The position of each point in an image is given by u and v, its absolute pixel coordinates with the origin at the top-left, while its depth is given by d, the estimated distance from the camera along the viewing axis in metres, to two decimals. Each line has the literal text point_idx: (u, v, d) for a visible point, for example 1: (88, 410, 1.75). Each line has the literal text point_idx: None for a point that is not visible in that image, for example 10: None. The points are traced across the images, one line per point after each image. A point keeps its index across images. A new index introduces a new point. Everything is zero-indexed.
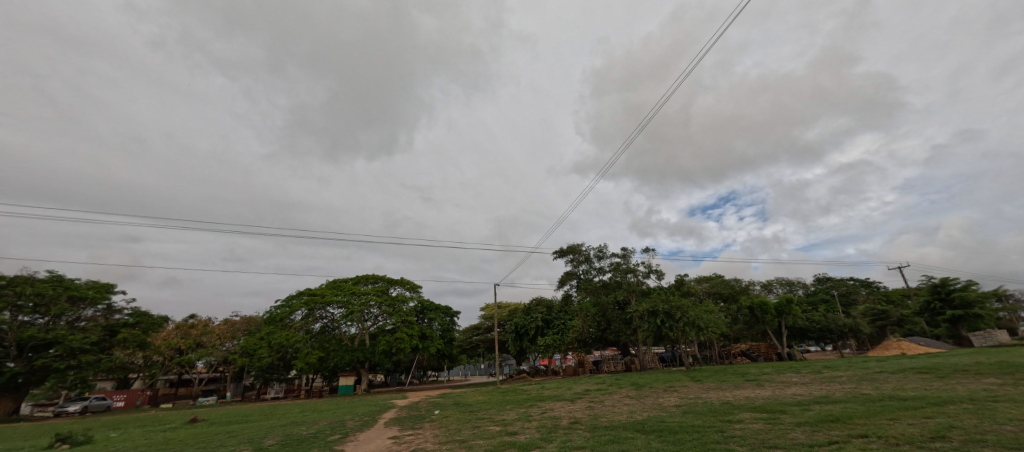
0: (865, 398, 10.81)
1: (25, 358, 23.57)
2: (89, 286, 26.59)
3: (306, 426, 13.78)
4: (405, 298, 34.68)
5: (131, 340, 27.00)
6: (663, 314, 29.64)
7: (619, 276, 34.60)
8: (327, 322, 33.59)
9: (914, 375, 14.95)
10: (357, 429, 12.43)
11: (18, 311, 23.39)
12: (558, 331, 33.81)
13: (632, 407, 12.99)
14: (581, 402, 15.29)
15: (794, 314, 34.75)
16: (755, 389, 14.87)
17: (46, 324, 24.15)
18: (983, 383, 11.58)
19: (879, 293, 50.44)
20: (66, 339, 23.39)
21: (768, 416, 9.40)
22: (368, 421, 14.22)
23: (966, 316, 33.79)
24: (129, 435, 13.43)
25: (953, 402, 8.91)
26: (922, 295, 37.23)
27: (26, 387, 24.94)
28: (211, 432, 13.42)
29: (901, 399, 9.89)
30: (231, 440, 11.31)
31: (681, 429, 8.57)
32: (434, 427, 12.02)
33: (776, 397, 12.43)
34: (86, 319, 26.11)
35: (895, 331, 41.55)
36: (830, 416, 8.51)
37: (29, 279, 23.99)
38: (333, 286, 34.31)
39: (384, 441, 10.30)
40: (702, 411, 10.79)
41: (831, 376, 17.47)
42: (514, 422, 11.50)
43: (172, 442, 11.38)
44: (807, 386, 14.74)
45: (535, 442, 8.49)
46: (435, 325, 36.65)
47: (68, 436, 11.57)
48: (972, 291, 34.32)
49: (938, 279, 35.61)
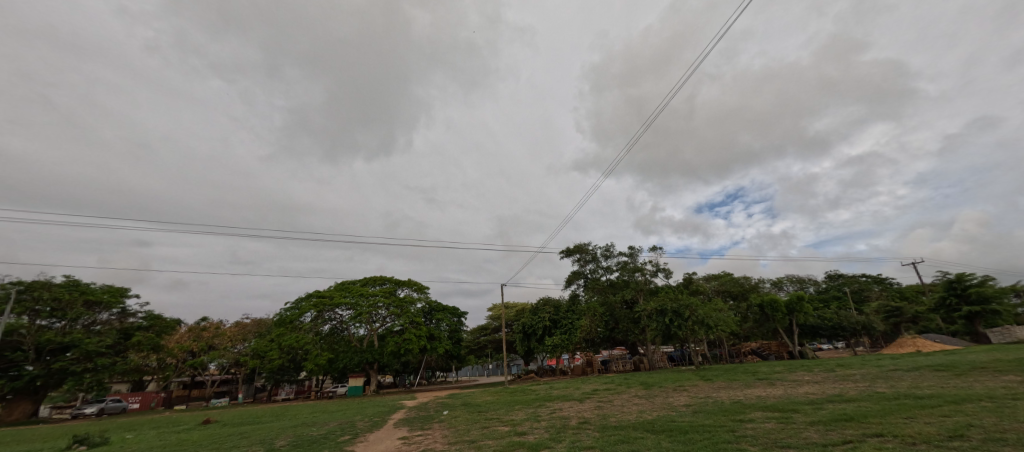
0: (880, 396, 10.59)
1: (43, 362, 24.07)
2: (104, 289, 27.05)
3: (317, 426, 14.00)
4: (412, 299, 34.85)
5: (145, 343, 27.41)
6: (672, 313, 29.24)
7: (627, 275, 34.34)
8: (336, 323, 33.82)
9: (930, 373, 14.59)
10: (367, 430, 12.57)
11: (37, 315, 24.08)
12: (565, 331, 33.75)
13: (641, 407, 12.92)
14: (590, 403, 15.23)
15: (805, 311, 33.82)
16: (767, 389, 14.66)
17: (63, 328, 24.72)
18: (1001, 380, 11.33)
19: (892, 289, 49.75)
20: (83, 342, 23.87)
21: (780, 415, 9.27)
22: (378, 421, 14.42)
23: (983, 312, 33.18)
24: (144, 436, 13.65)
25: (971, 400, 8.72)
26: (937, 292, 36.58)
27: (44, 390, 25.51)
28: (225, 432, 13.70)
29: (917, 398, 9.70)
30: (243, 441, 11.41)
31: (692, 428, 8.48)
32: (443, 427, 12.09)
33: (788, 396, 12.24)
34: (101, 323, 26.55)
35: (909, 328, 40.73)
36: (844, 415, 8.37)
37: (46, 284, 24.49)
38: (341, 287, 34.65)
39: (394, 441, 10.37)
40: (712, 410, 10.69)
41: (844, 374, 17.12)
42: (523, 422, 11.53)
43: (187, 443, 11.56)
44: (819, 385, 14.47)
45: (544, 442, 8.46)
46: (443, 325, 36.77)
47: (86, 438, 11.82)
48: (989, 286, 33.67)
49: (954, 275, 35.06)
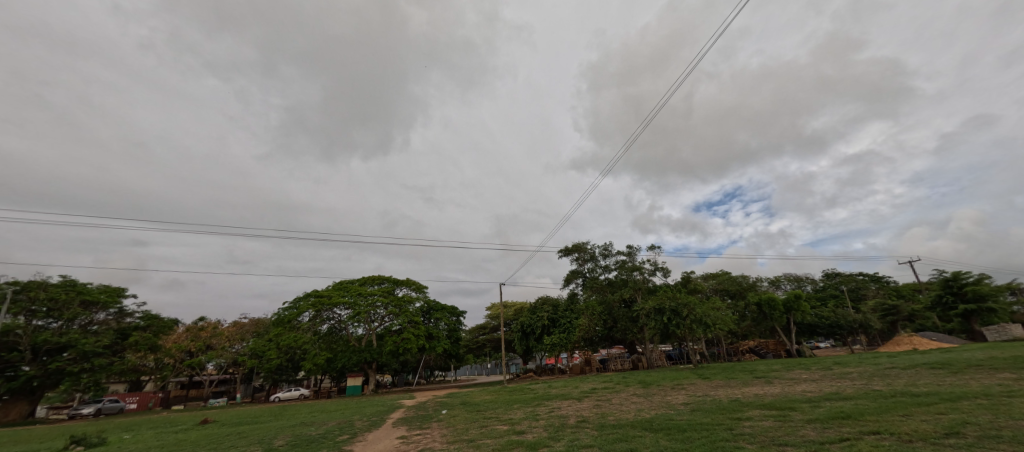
0: (877, 394, 10.65)
1: (39, 362, 23.98)
2: (101, 289, 26.92)
3: (315, 426, 13.95)
4: (410, 298, 34.82)
5: (142, 343, 27.29)
6: (670, 312, 29.30)
7: (626, 274, 34.39)
8: (334, 323, 33.78)
9: (926, 371, 14.67)
10: (365, 430, 12.52)
11: (33, 315, 23.95)
12: (564, 330, 33.76)
13: (639, 406, 12.94)
14: (589, 402, 15.22)
15: (802, 310, 33.93)
16: (764, 387, 14.74)
17: (59, 328, 24.60)
18: (997, 378, 11.41)
19: (889, 287, 50.01)
20: (79, 342, 23.75)
21: (777, 413, 9.33)
22: (376, 421, 14.35)
23: (978, 309, 33.41)
24: (143, 436, 13.62)
25: (966, 397, 8.79)
26: (933, 290, 36.89)
27: (41, 390, 25.40)
28: (223, 432, 13.64)
29: (913, 396, 9.74)
30: (241, 441, 11.37)
31: (690, 427, 8.52)
32: (442, 427, 12.05)
33: (785, 394, 12.31)
34: (98, 323, 26.43)
35: (906, 326, 40.91)
36: (841, 413, 8.42)
37: (42, 284, 24.36)
38: (339, 286, 34.61)
39: (392, 441, 10.34)
40: (710, 409, 10.73)
41: (840, 372, 17.22)
42: (521, 422, 11.51)
43: (185, 443, 11.52)
44: (816, 383, 14.57)
45: (543, 442, 8.46)
46: (442, 325, 36.75)
47: (83, 438, 11.76)
48: (985, 284, 33.88)
49: (951, 273, 35.28)
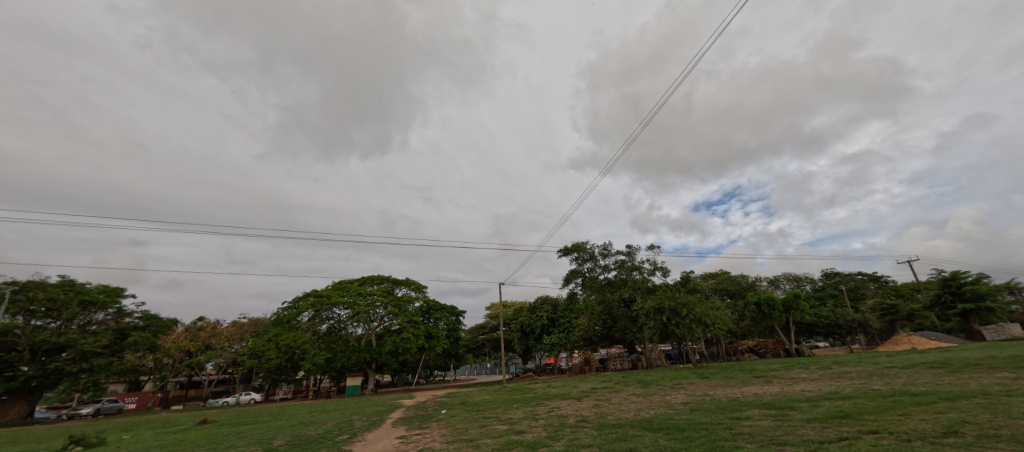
0: (876, 393, 10.67)
1: (38, 362, 23.94)
2: (100, 289, 26.88)
3: (314, 426, 13.92)
4: (410, 298, 34.83)
5: (141, 343, 27.24)
6: (669, 312, 29.32)
7: (626, 274, 34.49)
8: (334, 323, 33.78)
9: (924, 370, 14.72)
10: (364, 430, 12.46)
11: (32, 315, 23.91)
12: (563, 330, 33.76)
13: (639, 405, 12.95)
14: (588, 401, 15.24)
15: (802, 310, 33.94)
16: (763, 386, 14.75)
17: (58, 328, 24.55)
18: (996, 377, 11.45)
19: (888, 287, 50.07)
20: (78, 343, 23.70)
21: (776, 412, 9.33)
22: (375, 421, 14.29)
23: (977, 309, 33.51)
24: (142, 436, 13.61)
25: (965, 396, 8.80)
26: (932, 290, 37.03)
27: (39, 390, 25.37)
28: (222, 432, 13.65)
29: (912, 395, 9.76)
30: (241, 441, 11.38)
31: (689, 426, 8.54)
32: (441, 427, 12.03)
33: (785, 394, 12.32)
34: (97, 323, 26.38)
35: (905, 325, 40.92)
36: (840, 412, 8.41)
37: (41, 284, 24.30)
38: (339, 286, 34.61)
39: (392, 441, 10.33)
40: (709, 408, 10.77)
41: (839, 372, 17.24)
42: (521, 421, 11.54)
43: (184, 443, 11.52)
44: (815, 382, 14.57)
45: (542, 441, 8.49)
46: (441, 325, 36.75)
47: (82, 438, 11.74)
48: (983, 284, 33.95)
49: (949, 272, 35.33)
